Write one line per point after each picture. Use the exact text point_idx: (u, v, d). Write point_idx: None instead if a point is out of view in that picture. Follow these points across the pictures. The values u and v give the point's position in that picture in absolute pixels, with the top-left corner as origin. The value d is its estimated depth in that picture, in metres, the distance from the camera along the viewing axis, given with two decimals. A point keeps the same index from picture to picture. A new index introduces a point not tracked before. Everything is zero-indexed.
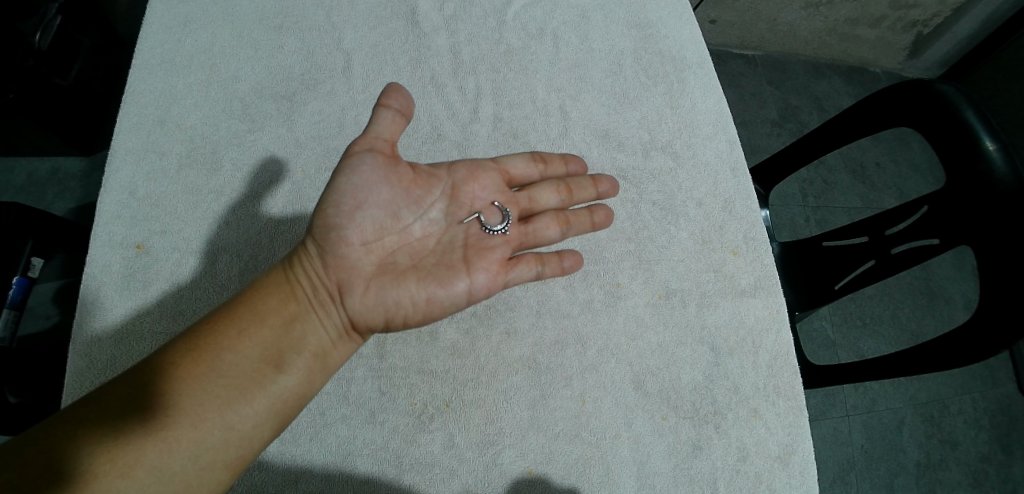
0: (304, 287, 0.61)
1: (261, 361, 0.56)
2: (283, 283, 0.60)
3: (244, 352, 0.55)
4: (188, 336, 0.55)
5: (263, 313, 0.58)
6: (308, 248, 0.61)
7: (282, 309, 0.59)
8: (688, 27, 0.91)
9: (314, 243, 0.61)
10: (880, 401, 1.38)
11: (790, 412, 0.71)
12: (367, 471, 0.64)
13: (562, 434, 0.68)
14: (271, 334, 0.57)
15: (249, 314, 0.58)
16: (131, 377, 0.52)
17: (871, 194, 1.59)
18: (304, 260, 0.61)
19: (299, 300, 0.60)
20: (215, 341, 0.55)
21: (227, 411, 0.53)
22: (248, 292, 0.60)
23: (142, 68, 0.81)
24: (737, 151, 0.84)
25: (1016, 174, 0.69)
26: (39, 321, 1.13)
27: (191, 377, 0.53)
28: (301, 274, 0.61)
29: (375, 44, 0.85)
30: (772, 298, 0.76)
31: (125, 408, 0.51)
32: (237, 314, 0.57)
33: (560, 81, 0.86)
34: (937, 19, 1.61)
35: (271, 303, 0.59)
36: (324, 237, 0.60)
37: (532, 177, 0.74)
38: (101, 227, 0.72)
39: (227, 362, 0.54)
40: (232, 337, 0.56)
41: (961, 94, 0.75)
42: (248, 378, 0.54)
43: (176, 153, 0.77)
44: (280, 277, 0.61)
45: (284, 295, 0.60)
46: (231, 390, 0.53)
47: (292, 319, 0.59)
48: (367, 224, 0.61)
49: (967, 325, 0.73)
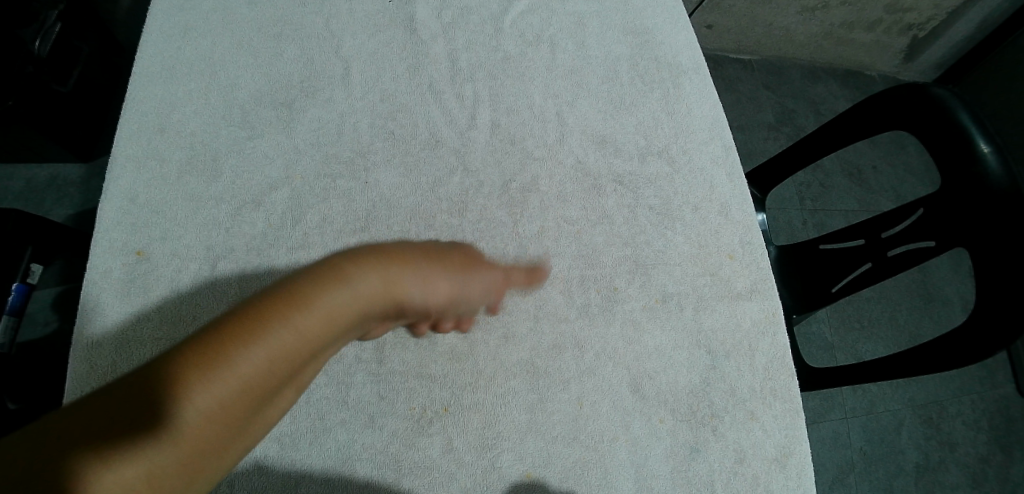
0: (374, 312, 0.50)
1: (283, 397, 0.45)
2: (366, 300, 0.48)
3: (294, 373, 0.44)
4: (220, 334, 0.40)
5: (333, 332, 0.46)
6: (390, 266, 0.51)
7: (338, 333, 0.46)
8: (684, 33, 0.92)
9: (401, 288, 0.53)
10: (878, 404, 1.38)
11: (787, 414, 0.72)
12: (367, 475, 0.64)
13: (560, 437, 0.68)
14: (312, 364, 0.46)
15: (309, 329, 0.43)
16: (157, 376, 0.38)
17: (868, 197, 1.60)
18: (382, 275, 0.49)
19: (353, 323, 0.48)
20: (259, 356, 0.40)
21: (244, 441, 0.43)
22: (312, 293, 0.44)
23: (142, 76, 0.82)
24: (732, 156, 0.85)
25: (1011, 175, 0.70)
26: (37, 328, 1.13)
27: (236, 396, 0.40)
28: (381, 297, 0.50)
29: (374, 51, 0.86)
30: (769, 300, 0.77)
31: (146, 410, 0.37)
32: (314, 329, 0.44)
33: (557, 87, 0.86)
34: (933, 22, 1.62)
35: (345, 321, 0.46)
36: (417, 284, 0.54)
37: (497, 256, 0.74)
38: (100, 234, 0.72)
39: (266, 393, 0.41)
40: (299, 355, 0.43)
41: (955, 98, 0.75)
42: (275, 403, 0.44)
43: (176, 160, 0.77)
44: (355, 286, 0.46)
45: (358, 314, 0.48)
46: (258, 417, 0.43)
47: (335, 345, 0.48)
48: (443, 283, 0.58)
49: (963, 326, 0.73)
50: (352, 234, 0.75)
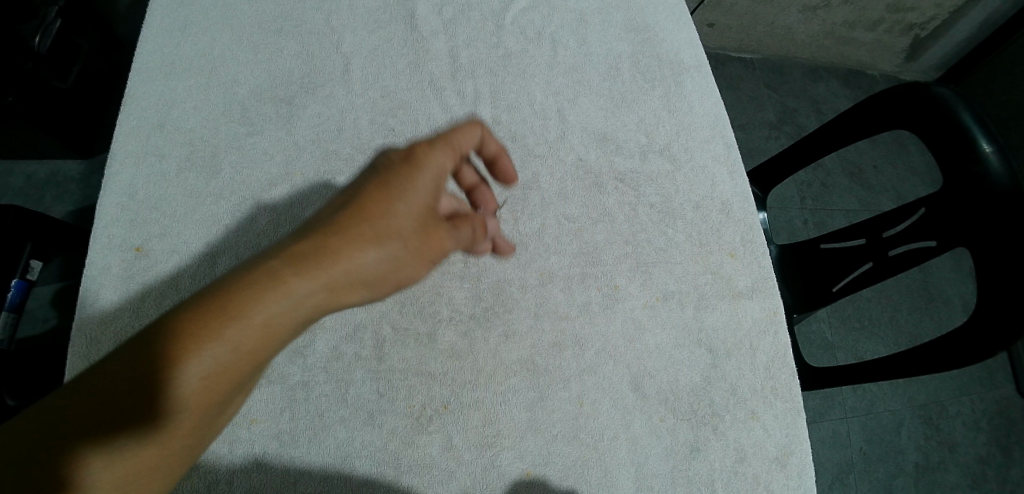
0: (327, 303, 0.54)
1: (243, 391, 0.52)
2: (309, 295, 0.52)
3: (258, 363, 0.50)
4: (168, 344, 0.46)
5: (286, 326, 0.51)
6: (329, 268, 0.53)
7: (288, 331, 0.52)
8: (685, 31, 0.92)
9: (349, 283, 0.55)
10: (879, 403, 1.38)
11: (788, 413, 0.72)
12: (366, 473, 0.64)
13: (560, 436, 0.68)
14: (262, 364, 0.51)
15: (256, 332, 0.49)
16: (129, 378, 0.44)
17: (869, 197, 1.60)
18: (319, 279, 0.52)
19: (298, 326, 0.53)
20: (206, 364, 0.47)
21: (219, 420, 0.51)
22: (248, 304, 0.49)
23: (141, 72, 0.81)
24: (734, 154, 0.84)
25: (1014, 176, 0.69)
26: (37, 324, 1.13)
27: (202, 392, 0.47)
28: (331, 290, 0.54)
29: (375, 48, 0.85)
30: (770, 299, 0.77)
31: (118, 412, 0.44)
32: (262, 327, 0.49)
33: (558, 84, 0.86)
34: (935, 22, 1.62)
35: (293, 315, 0.51)
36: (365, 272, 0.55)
37: (498, 152, 0.68)
38: (99, 230, 0.72)
39: (220, 391, 0.48)
40: (254, 350, 0.49)
41: (957, 97, 0.75)
42: (246, 385, 0.51)
43: (175, 156, 0.77)
44: (290, 295, 0.50)
45: (308, 310, 0.52)
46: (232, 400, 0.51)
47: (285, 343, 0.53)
48: (386, 270, 0.57)
49: (964, 326, 0.73)
50: None
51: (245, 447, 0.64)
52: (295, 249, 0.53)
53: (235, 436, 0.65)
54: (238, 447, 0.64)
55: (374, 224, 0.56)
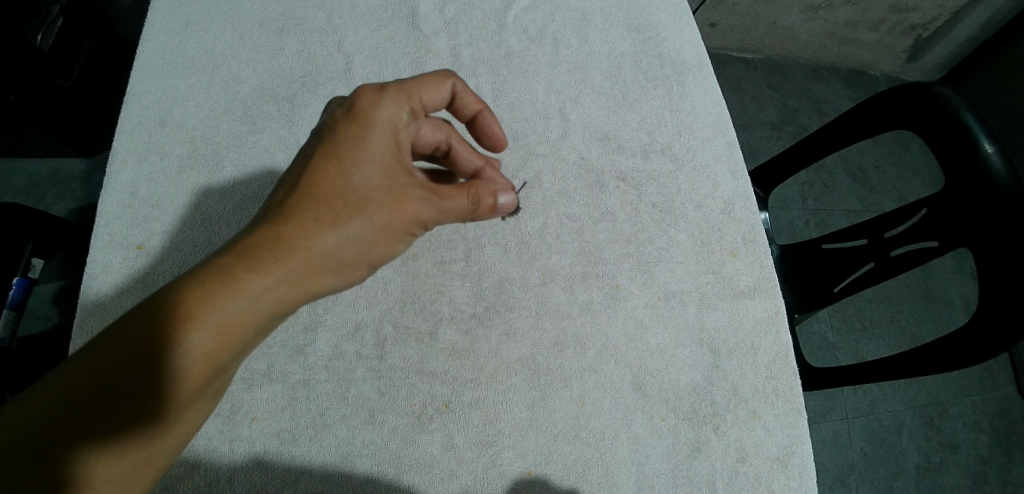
0: (295, 290, 0.53)
1: (218, 383, 0.53)
2: (270, 286, 0.52)
3: (229, 353, 0.51)
4: (136, 347, 0.47)
5: (251, 318, 0.51)
6: (285, 259, 0.52)
7: (255, 324, 0.52)
8: (687, 30, 0.92)
9: (314, 265, 0.54)
10: (880, 404, 1.38)
11: (789, 413, 0.72)
12: (367, 471, 0.64)
13: (561, 435, 0.68)
14: (233, 357, 0.52)
15: (217, 326, 0.50)
16: (106, 381, 0.47)
17: (870, 198, 1.59)
18: (276, 270, 0.52)
19: (268, 319, 0.53)
20: (173, 359, 0.48)
21: (202, 408, 0.54)
22: (207, 302, 0.49)
23: (143, 70, 0.81)
24: (736, 153, 0.84)
25: (1016, 177, 0.69)
26: (38, 322, 1.14)
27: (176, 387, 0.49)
28: (294, 277, 0.53)
29: (376, 46, 0.85)
30: (772, 299, 0.77)
31: (98, 415, 0.47)
32: (223, 321, 0.50)
33: (560, 83, 0.86)
34: (937, 22, 1.61)
35: (255, 306, 0.51)
36: (329, 252, 0.54)
37: (478, 110, 0.71)
38: (101, 228, 0.72)
39: (194, 385, 0.50)
40: (222, 343, 0.50)
41: (959, 97, 0.75)
42: (223, 374, 0.53)
43: (177, 154, 0.77)
44: (247, 290, 0.51)
45: (271, 300, 0.52)
46: (210, 390, 0.53)
47: (257, 334, 0.53)
48: (352, 249, 0.55)
49: (966, 327, 0.73)
50: None
51: (246, 445, 0.64)
52: (251, 242, 0.53)
53: (236, 435, 0.65)
54: (239, 446, 0.64)
55: (331, 206, 0.55)
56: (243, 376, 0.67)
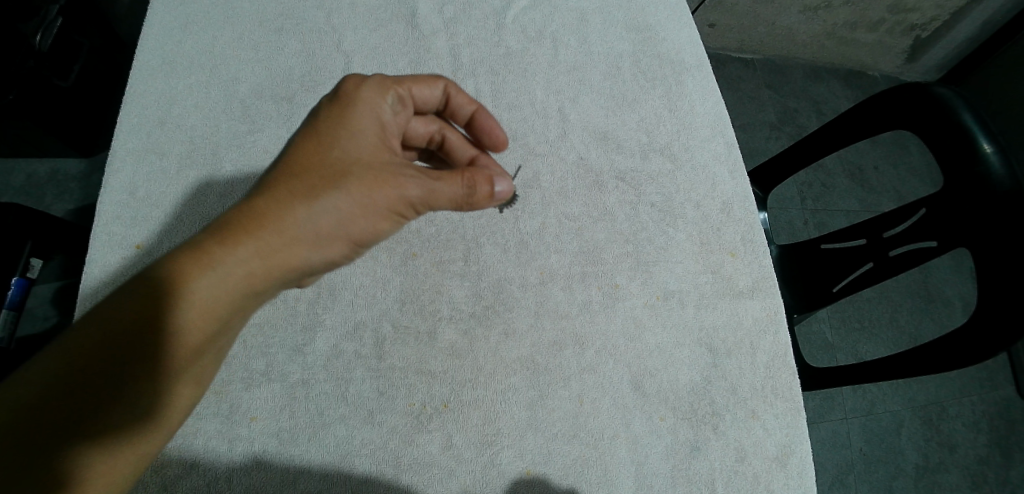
0: (270, 262, 0.53)
1: (197, 366, 0.52)
2: (243, 258, 0.52)
3: (205, 326, 0.51)
4: (113, 324, 0.48)
5: (224, 290, 0.52)
6: (256, 232, 0.53)
7: (230, 296, 0.52)
8: (687, 30, 0.92)
9: (289, 238, 0.54)
10: (879, 404, 1.38)
11: (788, 412, 0.72)
12: (366, 471, 0.64)
13: (560, 434, 0.68)
14: (210, 335, 0.52)
15: (192, 299, 0.50)
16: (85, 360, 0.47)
17: (869, 198, 1.60)
18: (248, 242, 0.52)
19: (244, 293, 0.53)
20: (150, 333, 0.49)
21: (188, 389, 0.53)
22: (183, 277, 0.50)
23: (143, 70, 0.81)
24: (735, 153, 0.84)
25: (1014, 176, 0.69)
26: (37, 322, 1.13)
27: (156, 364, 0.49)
28: (267, 248, 0.53)
29: (375, 46, 0.85)
30: (771, 299, 0.77)
31: (80, 397, 0.47)
32: (196, 293, 0.50)
33: (559, 83, 0.86)
34: (936, 23, 1.61)
35: (228, 278, 0.52)
36: (305, 225, 0.54)
37: (473, 109, 0.72)
38: (100, 228, 0.72)
39: (172, 360, 0.50)
40: (196, 316, 0.51)
41: (957, 97, 0.75)
42: (205, 350, 0.52)
43: (176, 154, 0.77)
44: (219, 263, 0.51)
45: (244, 271, 0.52)
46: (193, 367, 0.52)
47: (235, 312, 0.53)
48: (331, 222, 0.55)
49: (965, 327, 0.73)
50: None
51: (244, 445, 0.64)
52: (228, 219, 0.54)
53: (235, 434, 0.65)
54: (238, 445, 0.64)
55: (306, 181, 0.55)
56: (242, 375, 0.67)
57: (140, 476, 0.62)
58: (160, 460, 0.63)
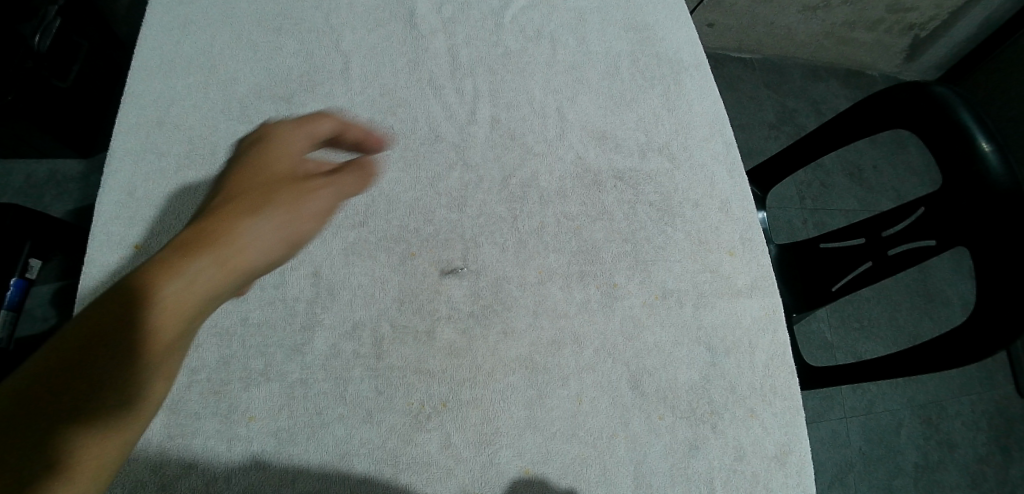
0: (220, 273, 0.48)
1: (163, 370, 0.45)
2: (193, 264, 0.47)
3: (163, 333, 0.44)
4: (62, 338, 0.41)
5: (176, 296, 0.45)
6: (203, 241, 0.48)
7: (184, 306, 0.46)
8: (685, 30, 0.92)
9: (227, 251, 0.49)
10: (878, 403, 1.38)
11: (787, 411, 0.72)
12: (364, 470, 0.64)
13: (559, 433, 0.68)
14: (177, 334, 0.45)
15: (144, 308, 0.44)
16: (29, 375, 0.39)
17: (868, 197, 1.60)
18: (195, 251, 0.47)
19: (199, 303, 0.47)
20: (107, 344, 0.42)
21: (152, 404, 0.45)
22: (136, 286, 0.44)
23: (141, 70, 0.81)
24: (733, 152, 0.84)
25: (1012, 175, 0.69)
26: (36, 323, 1.14)
27: (114, 372, 0.42)
28: (214, 255, 0.48)
29: (374, 46, 0.85)
30: (769, 297, 0.77)
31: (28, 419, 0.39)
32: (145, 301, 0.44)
33: (557, 83, 0.86)
34: (935, 22, 1.62)
35: (180, 285, 0.46)
36: (240, 240, 0.50)
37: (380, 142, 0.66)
38: (98, 228, 0.72)
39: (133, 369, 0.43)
40: (153, 323, 0.44)
41: (956, 96, 0.75)
42: (168, 364, 0.45)
43: (174, 154, 0.77)
44: (171, 270, 0.46)
45: (196, 276, 0.47)
46: (157, 378, 0.45)
47: (196, 318, 0.47)
48: (263, 238, 0.52)
49: (964, 325, 0.73)
50: (351, 228, 0.74)
51: (243, 444, 0.64)
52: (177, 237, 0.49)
53: (233, 434, 0.64)
54: (236, 445, 0.64)
55: (236, 204, 0.52)
56: (240, 375, 0.67)
57: (139, 477, 0.62)
58: (159, 460, 0.63)
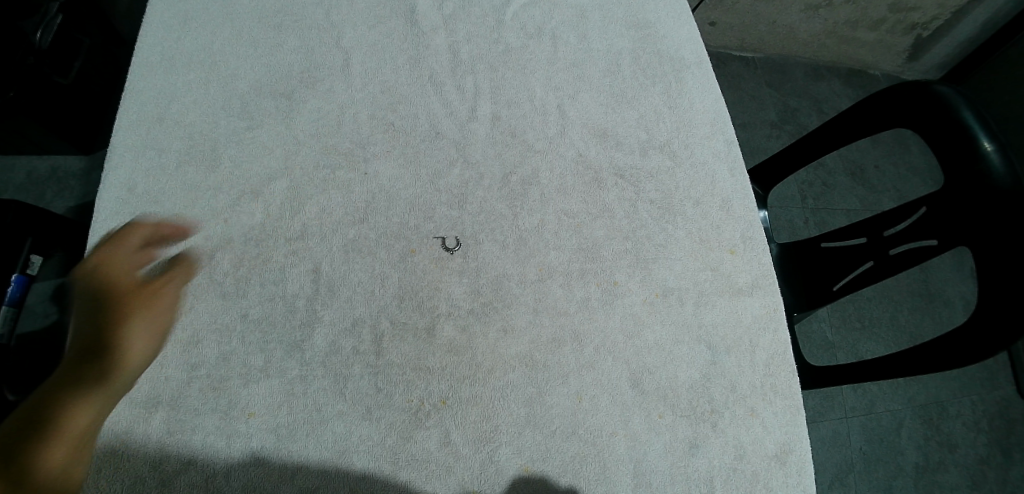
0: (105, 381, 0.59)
1: (79, 459, 0.56)
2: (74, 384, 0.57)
3: (75, 435, 0.56)
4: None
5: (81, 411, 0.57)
6: (96, 365, 0.59)
7: (81, 416, 0.56)
8: (686, 28, 0.92)
9: (96, 364, 0.59)
10: (879, 403, 1.38)
11: (787, 410, 0.72)
12: (364, 467, 0.64)
13: (559, 431, 0.68)
14: (81, 434, 0.56)
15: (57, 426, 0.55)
16: None
17: (870, 197, 1.59)
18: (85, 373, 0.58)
19: (96, 411, 0.58)
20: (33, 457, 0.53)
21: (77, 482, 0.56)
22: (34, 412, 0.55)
23: (142, 66, 0.81)
24: (735, 150, 0.84)
25: (1014, 175, 0.69)
26: (37, 319, 1.14)
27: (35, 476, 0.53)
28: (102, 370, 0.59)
29: (375, 43, 0.85)
30: (770, 296, 0.77)
31: None
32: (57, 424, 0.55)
33: (558, 80, 0.86)
34: (937, 22, 1.61)
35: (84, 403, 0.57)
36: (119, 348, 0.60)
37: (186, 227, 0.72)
38: (98, 224, 0.72)
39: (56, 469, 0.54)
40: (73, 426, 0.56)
41: (958, 95, 0.74)
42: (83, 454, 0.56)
43: (175, 150, 0.77)
44: (61, 397, 0.56)
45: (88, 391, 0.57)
46: (73, 464, 0.55)
47: (98, 417, 0.58)
48: (134, 345, 0.61)
49: (965, 325, 0.73)
50: (351, 225, 0.74)
51: (242, 441, 0.64)
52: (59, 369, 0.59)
53: (233, 430, 0.65)
54: (236, 441, 0.64)
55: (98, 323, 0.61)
56: (240, 372, 0.67)
57: (139, 472, 0.62)
58: (158, 457, 0.63)
